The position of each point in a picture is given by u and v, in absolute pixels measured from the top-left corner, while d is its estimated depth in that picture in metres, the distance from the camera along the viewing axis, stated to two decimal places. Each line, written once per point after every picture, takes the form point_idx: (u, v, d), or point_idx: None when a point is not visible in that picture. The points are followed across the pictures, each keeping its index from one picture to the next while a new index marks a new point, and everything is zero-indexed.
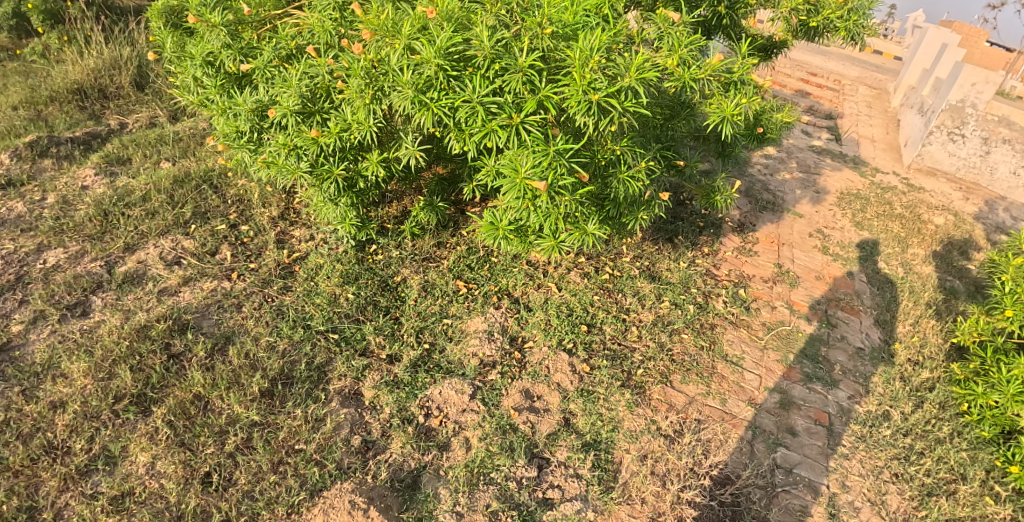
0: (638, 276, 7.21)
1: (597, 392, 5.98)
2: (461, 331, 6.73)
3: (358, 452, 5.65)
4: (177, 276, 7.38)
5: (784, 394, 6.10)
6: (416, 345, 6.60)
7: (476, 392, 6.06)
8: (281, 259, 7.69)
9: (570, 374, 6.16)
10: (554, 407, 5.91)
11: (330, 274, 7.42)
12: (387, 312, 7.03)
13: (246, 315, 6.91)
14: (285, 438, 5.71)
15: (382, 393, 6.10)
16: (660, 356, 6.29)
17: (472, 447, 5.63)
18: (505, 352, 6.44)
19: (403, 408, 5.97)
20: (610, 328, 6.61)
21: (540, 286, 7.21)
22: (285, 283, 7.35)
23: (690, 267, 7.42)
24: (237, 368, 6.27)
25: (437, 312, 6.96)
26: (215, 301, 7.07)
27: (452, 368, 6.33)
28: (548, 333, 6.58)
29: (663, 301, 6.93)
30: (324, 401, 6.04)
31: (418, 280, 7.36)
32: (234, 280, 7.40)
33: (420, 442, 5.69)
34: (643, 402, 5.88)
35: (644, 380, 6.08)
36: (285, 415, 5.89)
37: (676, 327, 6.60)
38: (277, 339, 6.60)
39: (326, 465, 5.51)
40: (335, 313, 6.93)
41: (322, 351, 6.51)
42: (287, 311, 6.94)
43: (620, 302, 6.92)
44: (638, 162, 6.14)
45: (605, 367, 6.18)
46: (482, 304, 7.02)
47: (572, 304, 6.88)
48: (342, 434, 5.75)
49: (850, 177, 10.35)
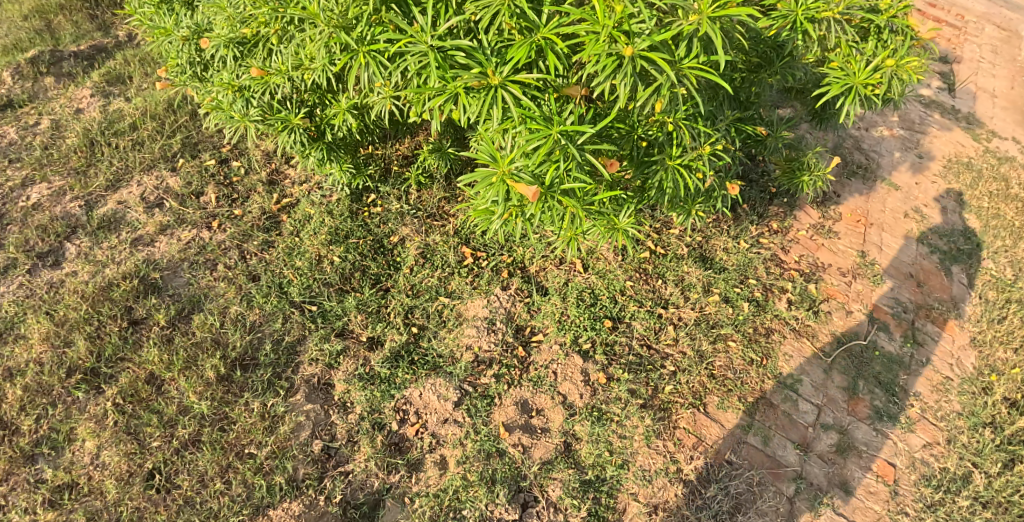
0: (686, 258, 6.07)
1: (611, 412, 5.02)
2: (458, 315, 5.62)
3: (316, 461, 4.83)
4: (154, 222, 6.51)
5: (841, 435, 5.25)
6: (403, 328, 5.55)
7: (463, 398, 5.05)
8: (268, 206, 6.68)
9: (582, 386, 5.15)
10: (552, 427, 4.96)
11: (318, 231, 6.26)
12: (376, 283, 5.96)
13: (219, 276, 5.99)
14: (238, 436, 4.93)
15: (355, 388, 5.18)
16: (695, 374, 5.35)
17: (447, 471, 4.72)
18: (504, 348, 5.35)
19: (375, 410, 5.06)
20: (638, 326, 5.58)
21: (563, 262, 6.01)
22: (267, 238, 6.35)
23: (752, 251, 6.22)
24: (198, 343, 5.43)
25: (435, 286, 5.84)
26: (189, 257, 6.18)
27: (441, 363, 5.31)
28: (562, 327, 5.49)
29: (711, 295, 5.86)
30: (286, 392, 5.18)
31: (418, 245, 6.16)
32: (215, 231, 6.48)
33: (389, 456, 4.80)
34: (665, 432, 4.99)
35: (670, 401, 5.19)
36: (240, 407, 5.07)
37: (716, 333, 5.62)
38: (246, 311, 5.67)
39: (274, 476, 4.72)
40: (316, 280, 5.87)
41: (296, 326, 5.56)
42: (262, 275, 5.96)
43: (659, 294, 5.84)
44: (702, 144, 4.79)
45: (624, 381, 5.22)
46: (488, 283, 5.83)
47: (591, 292, 5.75)
48: (300, 437, 4.92)
49: (959, 139, 8.01)
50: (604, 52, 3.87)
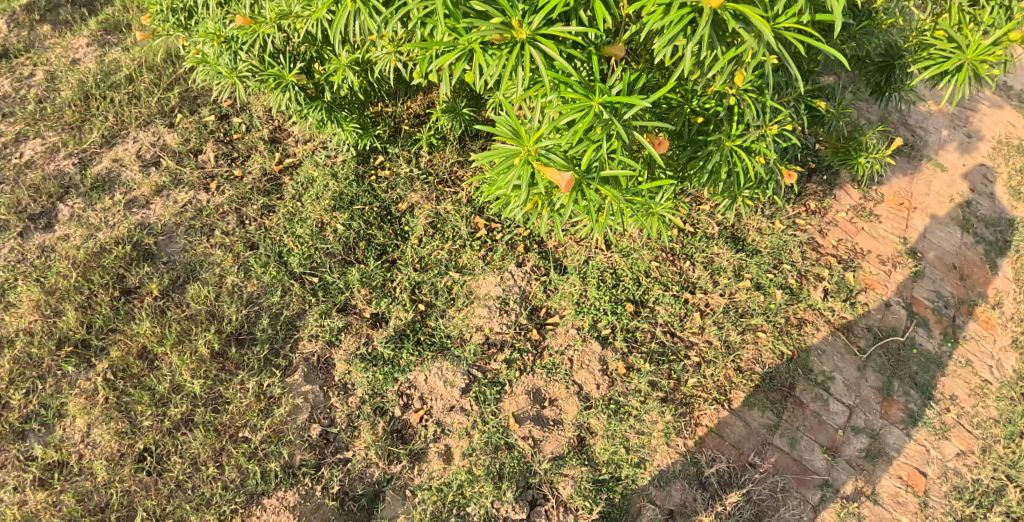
0: (717, 238, 5.70)
1: (628, 406, 4.81)
2: (468, 293, 5.23)
3: (313, 447, 4.55)
4: (149, 183, 6.06)
5: (872, 439, 5.00)
6: (409, 305, 5.17)
7: (471, 384, 4.79)
8: (269, 167, 6.16)
9: (599, 377, 4.89)
10: (566, 419, 4.73)
11: (321, 195, 5.75)
12: (381, 254, 5.52)
13: (216, 243, 5.59)
14: (232, 417, 4.64)
15: (356, 370, 4.84)
16: (722, 369, 5.07)
17: (452, 464, 4.50)
18: (517, 328, 5.06)
19: (377, 393, 4.75)
20: (662, 311, 5.31)
21: (583, 238, 5.57)
22: (268, 203, 5.88)
23: (786, 232, 5.83)
24: (192, 317, 5.09)
25: (444, 259, 5.40)
26: (185, 222, 5.74)
27: (449, 344, 4.97)
28: (580, 310, 5.17)
29: (742, 280, 5.52)
30: (286, 371, 4.88)
31: (428, 214, 5.67)
32: (213, 194, 6.00)
33: (391, 445, 4.55)
34: (686, 431, 4.78)
35: (692, 395, 4.95)
36: (235, 386, 4.76)
37: (744, 322, 5.30)
38: (244, 281, 5.30)
39: (270, 462, 4.46)
40: (318, 250, 5.45)
41: (295, 300, 5.17)
42: (261, 243, 5.52)
43: (685, 276, 5.50)
44: (766, 123, 4.48)
45: (645, 372, 4.96)
46: (502, 258, 5.41)
47: (610, 274, 5.37)
48: (297, 420, 4.62)
49: (1010, 119, 7.33)
50: (676, 3, 3.36)
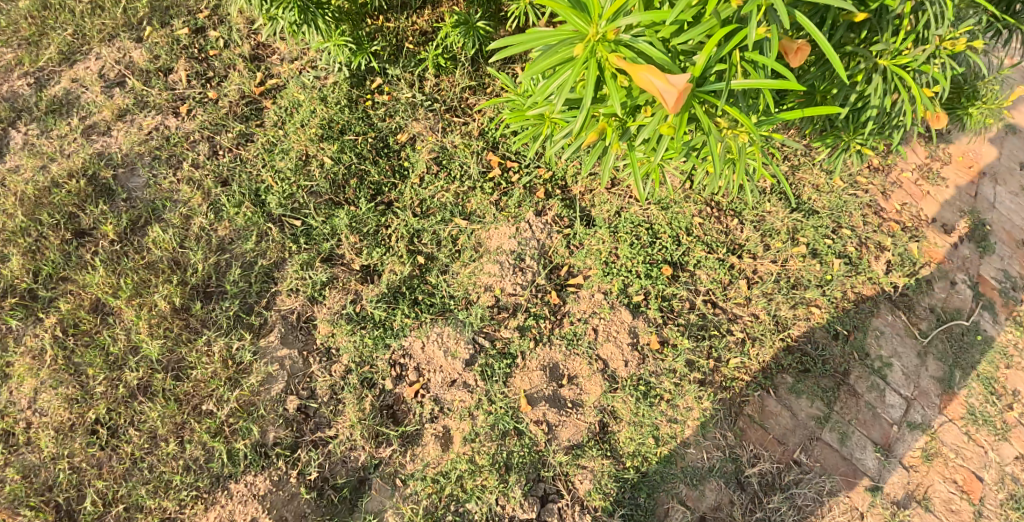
0: (770, 193, 4.83)
1: (660, 390, 4.11)
2: (477, 245, 4.40)
3: (290, 424, 3.88)
4: (111, 106, 5.00)
5: (928, 437, 4.43)
6: (405, 257, 4.32)
7: (476, 356, 4.08)
8: (248, 88, 5.17)
9: (628, 353, 4.16)
10: (586, 401, 4.05)
11: (306, 122, 4.76)
12: (376, 196, 4.63)
13: (183, 177, 4.81)
14: (196, 385, 3.95)
15: (341, 333, 4.09)
16: (771, 350, 4.37)
17: (451, 452, 3.87)
18: (533, 287, 4.27)
19: (366, 362, 4.04)
20: (702, 277, 4.49)
21: (614, 184, 4.64)
22: (246, 129, 5.04)
23: (847, 192, 4.96)
24: (151, 265, 4.29)
25: (450, 203, 4.54)
26: (151, 151, 4.89)
27: (452, 306, 4.20)
28: (608, 272, 4.35)
29: (798, 245, 4.72)
30: (260, 330, 4.14)
31: (432, 148, 4.76)
32: (184, 119, 5.05)
33: (380, 425, 3.90)
34: (727, 422, 4.13)
35: (733, 378, 4.26)
36: (201, 347, 4.04)
37: (795, 294, 4.56)
38: (212, 222, 4.45)
39: (241, 441, 3.80)
40: (300, 188, 4.54)
41: (272, 247, 4.36)
42: (234, 180, 4.60)
43: (731, 237, 4.64)
44: (947, 36, 3.54)
45: (682, 349, 4.22)
46: (518, 203, 4.54)
47: (645, 231, 4.48)
48: (272, 392, 3.93)
49: None
50: None
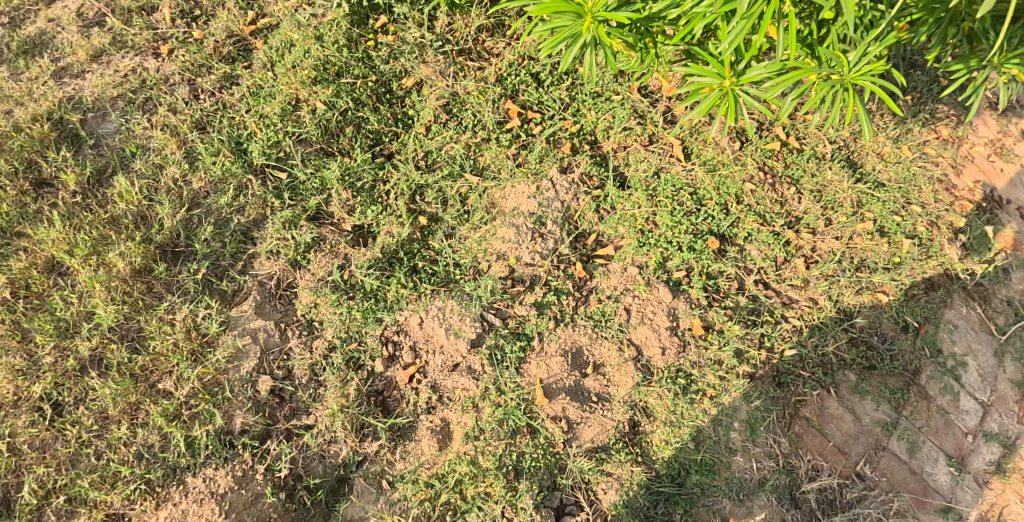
0: (830, 160, 4.06)
1: (699, 384, 3.50)
2: (490, 206, 3.78)
3: (261, 408, 3.36)
4: (84, 45, 4.19)
5: (1007, 449, 3.74)
6: (404, 219, 3.70)
7: (483, 336, 3.49)
8: (237, 26, 4.29)
9: (666, 340, 3.54)
10: (614, 395, 3.48)
11: (298, 63, 4.09)
12: (374, 146, 4.07)
13: (157, 122, 4.07)
14: (155, 359, 3.40)
15: (324, 304, 3.51)
16: (833, 343, 3.70)
17: (449, 451, 3.31)
18: (554, 257, 3.64)
19: (354, 337, 3.48)
20: (751, 253, 3.85)
21: (653, 140, 4.03)
22: (232, 72, 4.24)
23: (919, 162, 4.10)
24: (115, 220, 3.72)
25: (459, 156, 3.93)
26: (126, 95, 4.15)
27: (458, 277, 3.61)
28: (646, 241, 3.71)
29: (863, 220, 3.97)
30: (231, 299, 3.58)
31: (442, 94, 4.12)
32: (165, 62, 4.24)
33: (366, 415, 3.36)
34: (780, 426, 3.50)
35: (789, 371, 3.61)
36: (162, 315, 3.48)
37: (862, 278, 3.87)
38: (183, 170, 3.88)
39: (203, 427, 3.27)
40: (288, 135, 3.97)
41: (252, 203, 3.79)
42: (212, 125, 4.03)
43: (787, 208, 3.97)
44: None
45: (730, 337, 3.58)
46: (539, 160, 3.90)
47: (688, 194, 3.83)
48: (241, 371, 3.38)
49: None
50: None
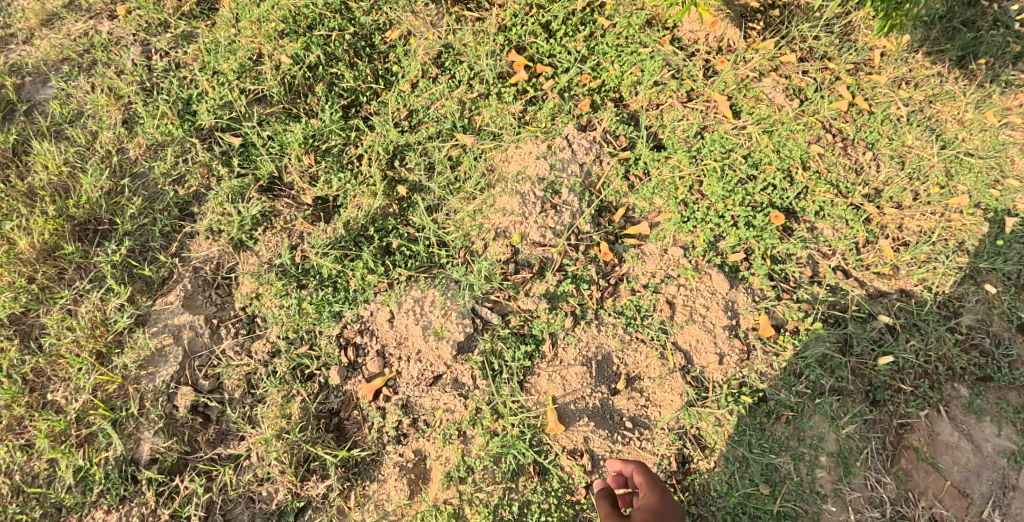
0: (909, 125, 3.14)
1: (758, 403, 2.74)
2: (487, 171, 3.00)
3: (177, 431, 2.67)
4: (34, 7, 3.27)
5: None
6: (379, 194, 2.93)
7: (474, 337, 2.74)
8: None
9: (724, 346, 2.75)
10: (654, 419, 2.73)
11: (266, 18, 3.17)
12: (348, 109, 3.15)
13: (99, 85, 3.14)
14: (53, 361, 2.72)
15: (268, 294, 2.81)
16: (938, 348, 2.88)
17: (423, 496, 2.62)
18: (570, 235, 2.86)
19: (304, 339, 2.78)
20: (824, 232, 3.00)
21: (692, 97, 3.18)
22: (191, 31, 3.25)
23: (1005, 131, 3.13)
24: (30, 192, 2.93)
25: (451, 115, 3.09)
26: (72, 58, 3.22)
27: (443, 261, 2.87)
28: (690, 217, 2.92)
29: (956, 191, 3.05)
30: (157, 287, 2.86)
31: (432, 46, 3.19)
32: (120, 24, 3.27)
33: (314, 444, 2.68)
34: (882, 461, 2.73)
35: (887, 385, 2.82)
36: (67, 307, 2.80)
37: (964, 265, 2.98)
38: (117, 133, 3.05)
39: (100, 455, 2.61)
40: (245, 95, 3.11)
41: (194, 171, 3.00)
42: (160, 88, 3.13)
43: (864, 178, 3.09)
44: None
45: (811, 340, 2.80)
46: (551, 116, 3.09)
47: (741, 157, 3.01)
48: (157, 379, 2.69)
49: None
50: None
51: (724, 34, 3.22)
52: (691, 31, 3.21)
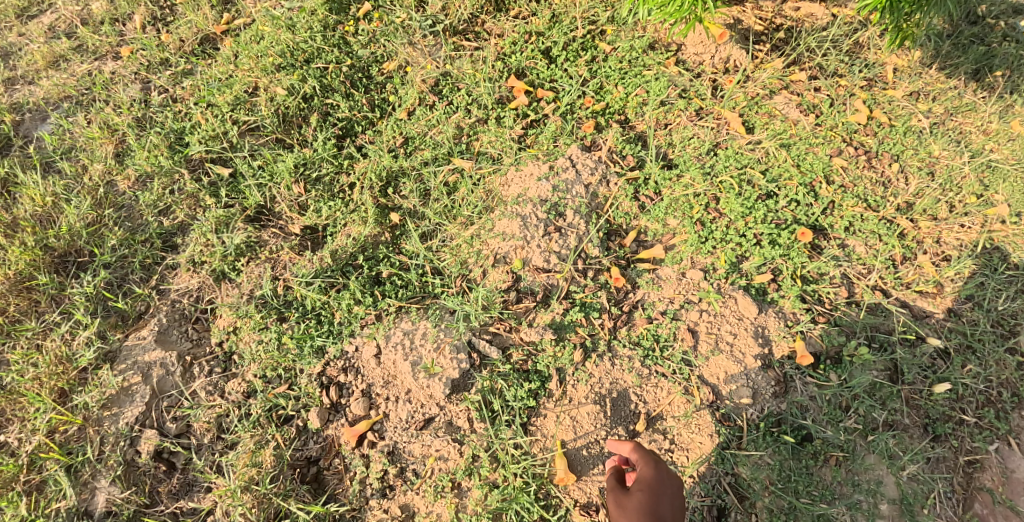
0: (934, 136, 2.89)
1: (794, 446, 2.41)
2: (486, 195, 2.80)
3: (138, 482, 2.41)
4: (41, 49, 3.13)
5: None
6: (370, 222, 2.73)
7: (470, 375, 2.48)
8: (207, 20, 3.19)
9: (755, 377, 2.48)
10: (681, 466, 2.42)
11: (262, 52, 3.04)
12: (342, 139, 2.96)
13: (94, 118, 2.99)
14: (13, 399, 2.48)
15: (245, 328, 2.59)
16: (999, 373, 2.56)
17: None
18: (577, 259, 2.63)
19: (284, 378, 2.54)
20: (856, 249, 2.73)
21: (702, 115, 2.97)
22: (192, 67, 3.13)
23: None
24: (13, 224, 2.73)
25: (448, 140, 2.89)
26: (73, 96, 3.07)
27: (437, 291, 2.64)
28: (708, 239, 2.68)
29: (997, 199, 2.79)
30: (132, 322, 2.66)
31: (430, 74, 3.03)
32: (122, 63, 3.14)
33: (287, 497, 2.39)
34: (953, 509, 2.43)
35: (945, 418, 2.51)
36: (35, 341, 2.59)
37: (1015, 279, 2.69)
38: (105, 163, 2.88)
39: (49, 506, 2.35)
40: (237, 125, 2.94)
41: (181, 202, 2.82)
42: (154, 121, 2.97)
43: (892, 191, 2.82)
44: None
45: (857, 367, 2.51)
46: (555, 138, 2.89)
47: (759, 173, 2.78)
48: (120, 422, 2.45)
49: None
50: None
51: (730, 54, 3.06)
52: (695, 53, 3.06)
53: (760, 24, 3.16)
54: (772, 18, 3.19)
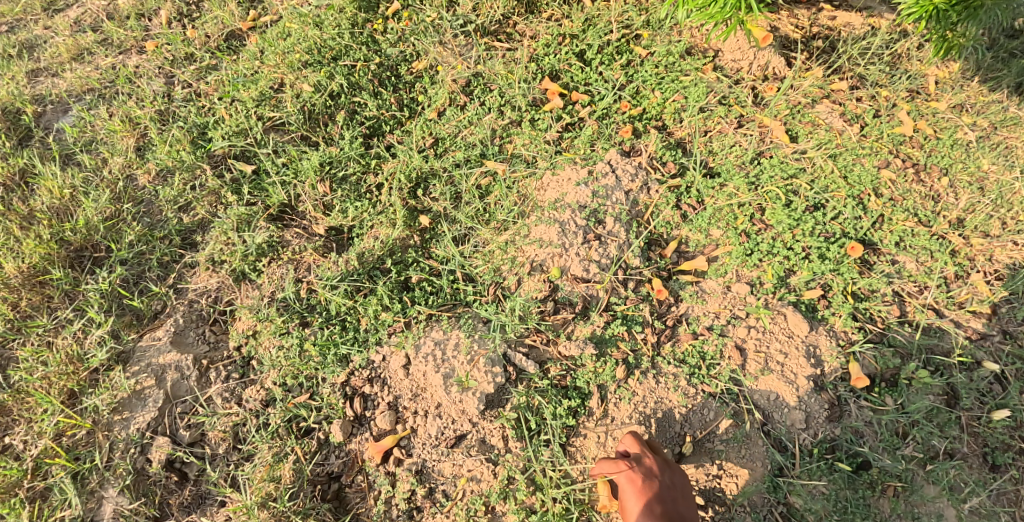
0: (982, 148, 2.72)
1: (847, 476, 2.26)
2: (521, 200, 2.68)
3: (148, 492, 2.30)
4: (66, 42, 3.06)
5: None
6: (398, 225, 2.61)
7: (505, 390, 2.36)
8: (233, 15, 3.10)
9: (808, 400, 2.33)
10: (729, 494, 2.28)
11: (286, 48, 2.93)
12: (370, 138, 2.85)
13: (116, 112, 2.90)
14: (20, 398, 2.39)
15: (265, 333, 2.49)
16: None
17: None
18: (617, 270, 2.50)
19: (305, 387, 2.42)
20: (907, 266, 2.56)
21: (743, 123, 2.82)
22: (217, 63, 3.04)
23: None
24: (28, 217, 2.64)
25: (481, 141, 2.78)
26: (96, 89, 2.99)
27: (469, 299, 2.53)
28: (754, 252, 2.53)
29: None
30: (148, 322, 2.55)
31: (461, 74, 2.92)
32: (147, 57, 3.06)
33: (309, 515, 2.27)
34: None
35: (1007, 447, 2.34)
36: (45, 338, 2.49)
37: None
38: (126, 157, 2.79)
39: (54, 515, 2.25)
40: (262, 122, 2.84)
41: (203, 199, 2.72)
42: (178, 115, 2.88)
43: (942, 206, 2.65)
44: None
45: (915, 392, 2.36)
46: (590, 142, 2.76)
47: (806, 184, 2.63)
48: (130, 427, 2.34)
49: None
50: None
51: (769, 61, 2.89)
52: (733, 60, 2.91)
53: (797, 32, 2.98)
54: (808, 27, 3.00)
